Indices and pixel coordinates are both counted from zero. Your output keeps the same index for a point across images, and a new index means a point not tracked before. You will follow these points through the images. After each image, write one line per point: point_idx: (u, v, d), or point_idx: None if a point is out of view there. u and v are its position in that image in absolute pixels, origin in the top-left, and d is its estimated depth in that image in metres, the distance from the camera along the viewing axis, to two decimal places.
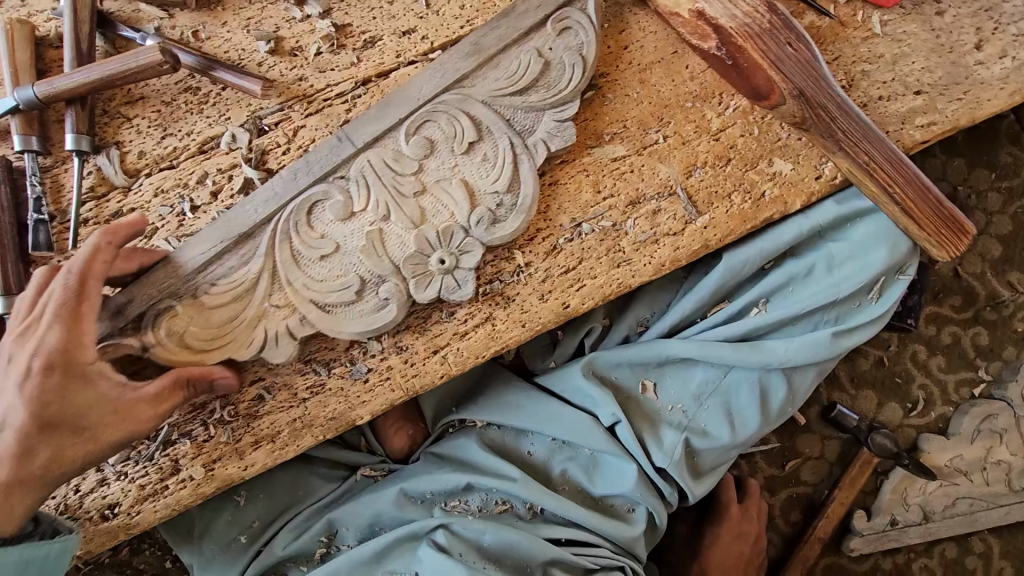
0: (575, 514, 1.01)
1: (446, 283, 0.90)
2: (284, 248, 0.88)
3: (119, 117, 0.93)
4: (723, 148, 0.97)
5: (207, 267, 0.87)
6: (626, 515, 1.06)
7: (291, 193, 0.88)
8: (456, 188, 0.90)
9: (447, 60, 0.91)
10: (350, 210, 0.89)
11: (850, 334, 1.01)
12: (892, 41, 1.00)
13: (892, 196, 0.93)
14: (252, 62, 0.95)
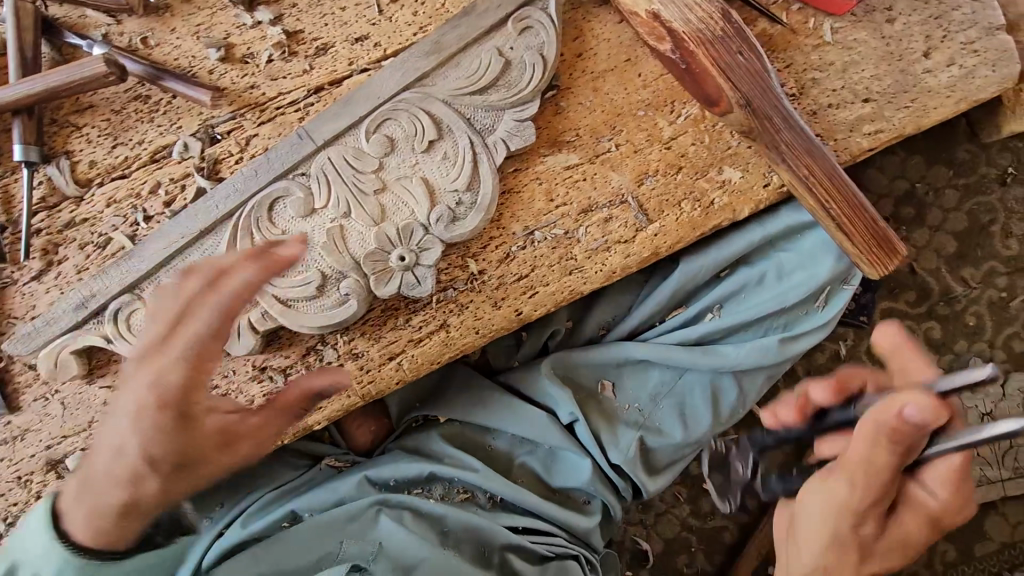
0: (532, 504, 1.03)
1: (406, 280, 0.90)
2: (246, 244, 0.88)
3: (68, 126, 0.93)
4: (675, 156, 0.98)
5: (166, 265, 0.87)
6: (583, 507, 1.09)
7: (253, 189, 0.89)
8: (416, 185, 0.90)
9: (406, 59, 0.91)
10: (311, 208, 0.89)
11: (799, 339, 1.04)
12: (842, 49, 1.01)
13: (829, 211, 0.94)
14: (203, 69, 0.94)
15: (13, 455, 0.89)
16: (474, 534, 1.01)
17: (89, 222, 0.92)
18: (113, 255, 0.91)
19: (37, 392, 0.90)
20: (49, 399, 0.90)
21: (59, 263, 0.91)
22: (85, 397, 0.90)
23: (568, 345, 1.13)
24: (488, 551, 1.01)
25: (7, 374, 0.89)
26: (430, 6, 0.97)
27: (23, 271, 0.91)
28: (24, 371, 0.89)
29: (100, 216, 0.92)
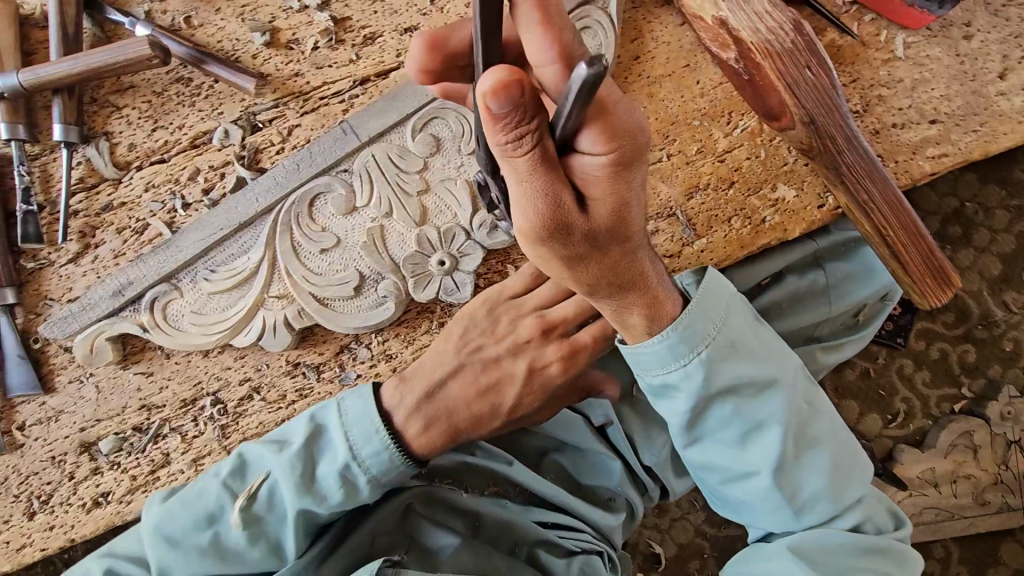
0: (563, 501, 1.02)
1: (445, 285, 0.88)
2: (285, 239, 0.86)
3: (108, 106, 0.91)
4: (728, 170, 0.95)
5: (204, 257, 0.87)
6: (608, 504, 1.07)
7: (294, 184, 0.87)
8: (460, 188, 0.87)
9: None
10: (352, 206, 0.87)
11: (842, 347, 1.05)
12: (913, 65, 0.96)
13: (884, 237, 0.90)
14: (247, 53, 0.91)
15: (47, 436, 0.90)
16: (504, 525, 1.01)
17: (127, 206, 0.90)
18: (150, 241, 0.90)
19: (72, 374, 0.90)
20: (83, 382, 0.90)
21: (96, 247, 0.90)
22: (121, 382, 0.90)
23: None
24: (518, 545, 1.01)
25: (43, 355, 0.89)
26: None
27: (59, 253, 0.90)
28: (60, 353, 0.89)
29: (139, 200, 0.91)
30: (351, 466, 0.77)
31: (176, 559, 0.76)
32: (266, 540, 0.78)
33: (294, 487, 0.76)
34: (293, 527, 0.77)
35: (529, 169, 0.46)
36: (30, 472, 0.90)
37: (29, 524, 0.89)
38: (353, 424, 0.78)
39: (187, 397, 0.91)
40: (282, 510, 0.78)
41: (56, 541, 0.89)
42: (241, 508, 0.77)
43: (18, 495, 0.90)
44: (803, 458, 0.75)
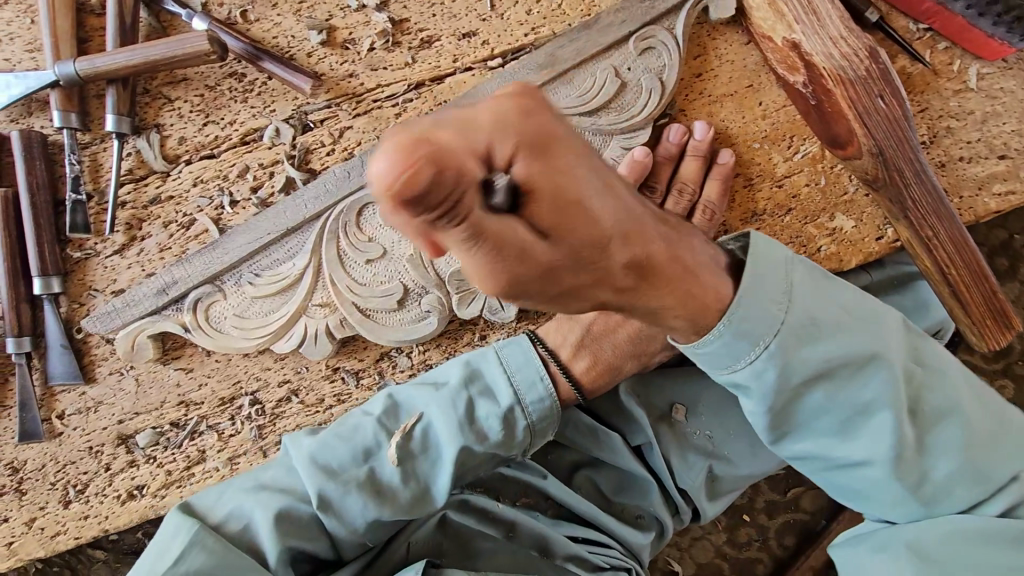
0: (593, 515, 1.02)
1: (490, 303, 0.87)
2: (331, 247, 0.85)
3: (160, 98, 0.89)
4: (786, 196, 0.92)
5: (251, 260, 0.86)
6: (636, 521, 1.07)
7: (344, 192, 0.85)
8: None
9: (520, 69, 0.87)
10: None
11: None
12: (985, 97, 0.93)
13: (946, 276, 0.87)
14: (303, 51, 0.90)
15: (86, 426, 0.90)
16: (533, 537, 1.00)
17: (175, 200, 0.90)
18: (196, 237, 0.89)
19: (113, 366, 0.90)
20: (124, 374, 0.90)
21: (141, 240, 0.90)
22: (160, 377, 0.90)
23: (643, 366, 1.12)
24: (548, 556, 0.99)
25: (85, 345, 0.89)
26: (546, 5, 0.90)
27: (105, 244, 0.89)
28: (102, 344, 0.89)
29: (187, 195, 0.90)
30: (515, 409, 0.80)
31: (333, 491, 0.76)
32: (416, 481, 0.79)
33: (454, 426, 0.78)
34: (451, 466, 0.77)
35: (474, 235, 0.42)
36: (68, 461, 0.90)
37: (64, 512, 0.90)
38: (517, 366, 0.81)
39: (225, 395, 0.91)
40: (436, 453, 0.79)
41: (90, 530, 0.90)
42: (399, 445, 0.79)
43: (54, 482, 0.90)
44: (924, 438, 0.71)
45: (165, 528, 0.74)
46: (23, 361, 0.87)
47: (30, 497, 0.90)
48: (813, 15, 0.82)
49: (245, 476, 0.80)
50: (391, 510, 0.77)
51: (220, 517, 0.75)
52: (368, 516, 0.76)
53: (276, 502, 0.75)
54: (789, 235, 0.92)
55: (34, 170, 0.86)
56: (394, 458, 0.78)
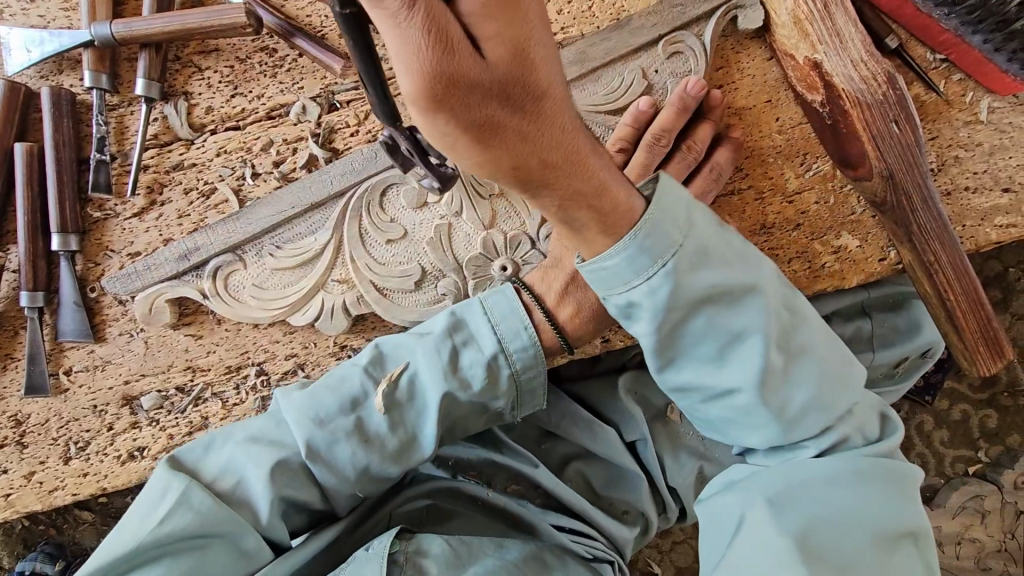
0: (582, 508, 1.04)
1: None
2: (353, 224, 0.88)
3: (190, 66, 0.90)
4: (795, 211, 0.94)
5: (276, 230, 0.88)
6: (622, 515, 1.08)
7: (369, 172, 0.88)
8: None
9: None
10: (423, 200, 0.88)
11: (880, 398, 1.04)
12: (994, 130, 0.95)
13: (945, 302, 0.90)
14: (334, 31, 0.91)
15: (91, 384, 0.91)
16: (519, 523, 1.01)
17: (197, 167, 0.91)
18: (216, 206, 0.90)
19: (123, 327, 0.91)
20: (133, 336, 0.91)
21: (161, 205, 0.91)
22: (169, 341, 0.91)
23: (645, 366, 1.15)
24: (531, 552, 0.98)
25: (97, 304, 0.90)
26: (577, 5, 0.92)
27: (125, 206, 0.90)
28: (114, 304, 0.90)
29: (210, 163, 0.91)
30: (499, 357, 0.79)
31: (320, 441, 0.76)
32: (402, 428, 0.79)
33: (438, 370, 0.78)
34: (435, 413, 0.78)
35: (447, 84, 0.45)
36: (72, 417, 0.91)
37: (64, 468, 0.91)
38: (502, 315, 0.80)
39: (232, 364, 0.92)
40: (421, 402, 0.79)
41: (89, 487, 0.91)
42: (384, 393, 0.79)
43: (55, 438, 0.91)
44: None
45: (151, 487, 0.73)
46: (35, 315, 0.88)
47: (31, 451, 0.91)
48: (837, 36, 0.83)
49: (234, 427, 0.79)
50: (379, 459, 0.78)
51: (212, 473, 0.75)
52: (357, 463, 0.77)
53: (267, 454, 0.75)
54: (794, 249, 0.94)
55: (61, 127, 0.87)
56: (383, 408, 0.78)
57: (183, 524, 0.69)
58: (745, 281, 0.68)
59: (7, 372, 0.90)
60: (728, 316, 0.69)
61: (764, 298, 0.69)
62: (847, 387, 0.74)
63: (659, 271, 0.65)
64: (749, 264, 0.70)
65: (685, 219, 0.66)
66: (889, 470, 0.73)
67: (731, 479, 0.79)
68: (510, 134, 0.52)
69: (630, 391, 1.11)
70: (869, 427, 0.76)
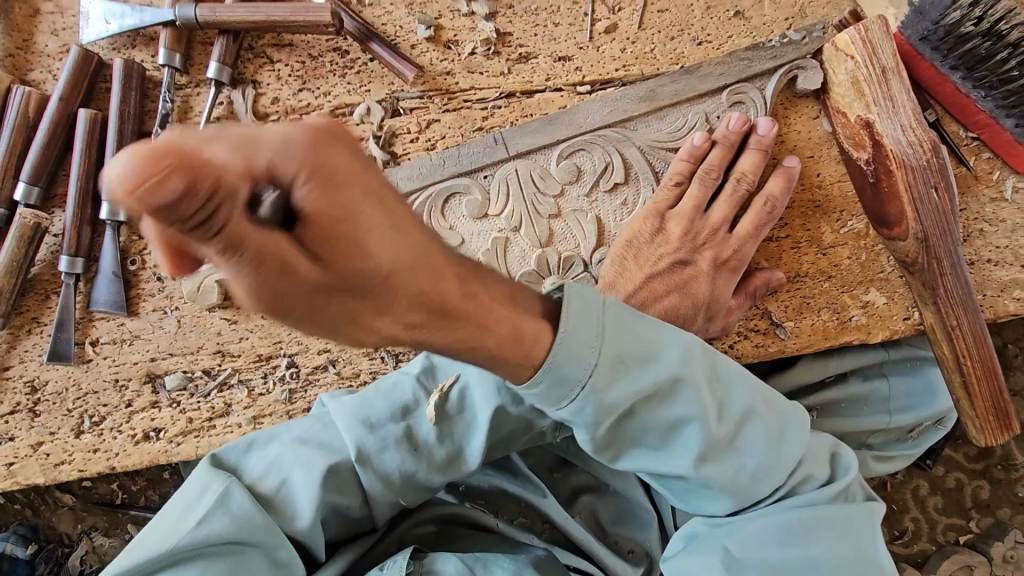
0: (587, 540, 1.03)
1: None
2: None
3: (262, 57, 0.92)
4: (827, 264, 0.98)
5: None
6: (627, 556, 1.06)
7: (435, 179, 0.91)
8: (589, 222, 0.92)
9: (619, 97, 0.92)
10: (484, 212, 0.91)
11: (893, 457, 1.06)
12: (1018, 209, 1.00)
13: (961, 367, 0.93)
14: (407, 42, 0.94)
15: (116, 358, 0.89)
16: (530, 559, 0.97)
17: None
18: None
19: (157, 304, 0.90)
20: (165, 314, 0.90)
21: None
22: (202, 323, 0.90)
23: None
24: None
25: (135, 278, 0.90)
26: (640, 46, 0.96)
27: None
28: (152, 280, 0.90)
29: None
30: None
31: (371, 446, 0.76)
32: (451, 441, 0.78)
33: (489, 385, 0.77)
34: (486, 428, 0.77)
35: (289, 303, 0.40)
36: (90, 390, 0.89)
37: (74, 442, 0.88)
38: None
39: (263, 353, 0.91)
40: (471, 416, 0.79)
41: (96, 465, 0.88)
42: (435, 404, 0.78)
43: (69, 410, 0.89)
44: (738, 439, 0.71)
45: (190, 486, 0.72)
46: (71, 282, 0.87)
47: (42, 421, 0.88)
48: (890, 101, 0.89)
49: (280, 430, 0.80)
50: (425, 469, 0.77)
51: (255, 475, 0.75)
52: (403, 471, 0.77)
53: (315, 460, 0.75)
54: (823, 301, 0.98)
55: (128, 100, 0.87)
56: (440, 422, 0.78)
57: (221, 528, 0.68)
58: (580, 377, 0.64)
59: (30, 337, 0.88)
60: (668, 405, 0.68)
61: (599, 389, 0.65)
62: (735, 444, 0.71)
63: (584, 393, 0.64)
64: (660, 356, 0.68)
65: (596, 333, 0.65)
66: (857, 514, 0.74)
67: (692, 531, 0.78)
68: (352, 324, 0.45)
69: None
70: (818, 470, 0.75)
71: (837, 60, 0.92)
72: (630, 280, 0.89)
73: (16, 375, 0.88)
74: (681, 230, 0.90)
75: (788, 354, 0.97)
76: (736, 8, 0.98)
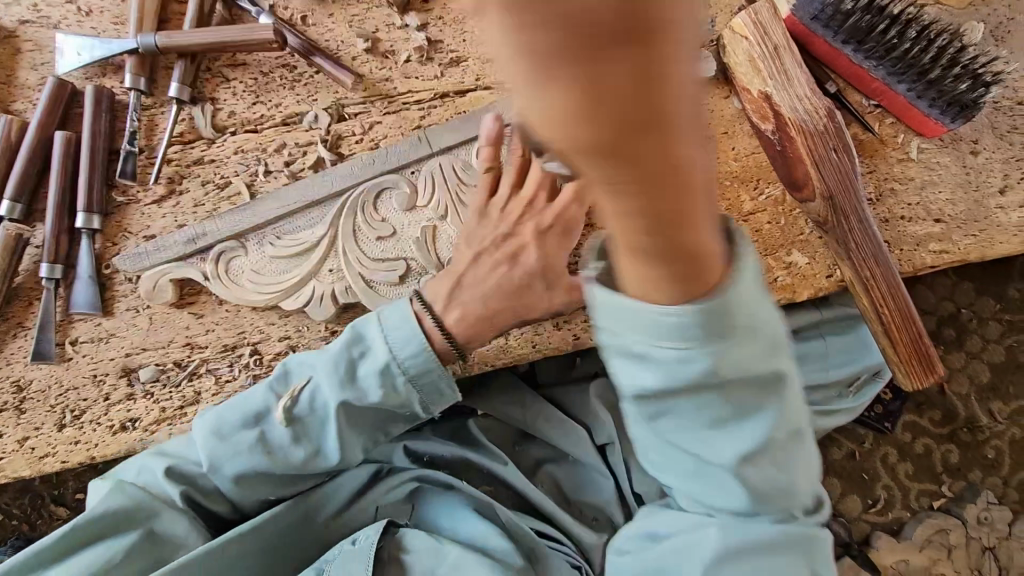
0: (547, 506, 1.08)
1: None
2: (349, 221, 0.97)
3: (219, 76, 1.03)
4: (750, 230, 1.05)
5: (280, 222, 0.98)
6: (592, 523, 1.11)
7: (367, 175, 0.99)
8: None
9: None
10: (413, 204, 0.98)
11: (833, 414, 1.13)
12: (924, 168, 1.08)
13: (880, 315, 0.99)
14: (348, 54, 1.04)
15: (94, 355, 0.97)
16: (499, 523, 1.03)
17: (215, 163, 1.01)
18: (229, 197, 1.01)
19: (131, 303, 0.98)
20: (138, 312, 0.98)
21: (179, 194, 1.00)
22: (172, 319, 0.98)
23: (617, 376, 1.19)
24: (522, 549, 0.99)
25: (109, 281, 0.98)
26: None
27: (145, 194, 1.00)
28: (125, 281, 0.98)
29: (227, 160, 1.02)
30: (391, 365, 0.83)
31: (222, 453, 0.84)
32: (308, 441, 0.85)
33: (332, 384, 0.83)
34: (334, 421, 0.84)
35: None
36: (71, 386, 0.96)
37: (57, 435, 0.95)
38: (397, 328, 0.84)
39: (229, 343, 0.99)
40: (321, 413, 0.85)
41: (78, 455, 0.95)
42: (283, 407, 0.84)
43: (52, 406, 0.96)
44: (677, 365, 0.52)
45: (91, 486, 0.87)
46: (51, 286, 0.95)
47: (27, 417, 0.95)
48: (784, 75, 0.98)
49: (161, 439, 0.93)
50: (281, 466, 0.85)
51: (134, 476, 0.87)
52: (257, 470, 0.85)
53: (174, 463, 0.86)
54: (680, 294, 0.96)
55: (98, 121, 0.98)
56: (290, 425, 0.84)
57: (105, 511, 0.81)
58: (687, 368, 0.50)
59: (15, 340, 0.96)
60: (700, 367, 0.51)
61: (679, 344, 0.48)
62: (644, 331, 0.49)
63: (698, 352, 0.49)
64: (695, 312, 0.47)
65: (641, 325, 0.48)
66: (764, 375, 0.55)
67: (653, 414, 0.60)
68: None
69: (602, 401, 1.16)
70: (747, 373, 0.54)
71: (735, 42, 1.01)
72: (484, 282, 0.91)
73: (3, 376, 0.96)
74: (521, 209, 0.93)
75: None
76: None
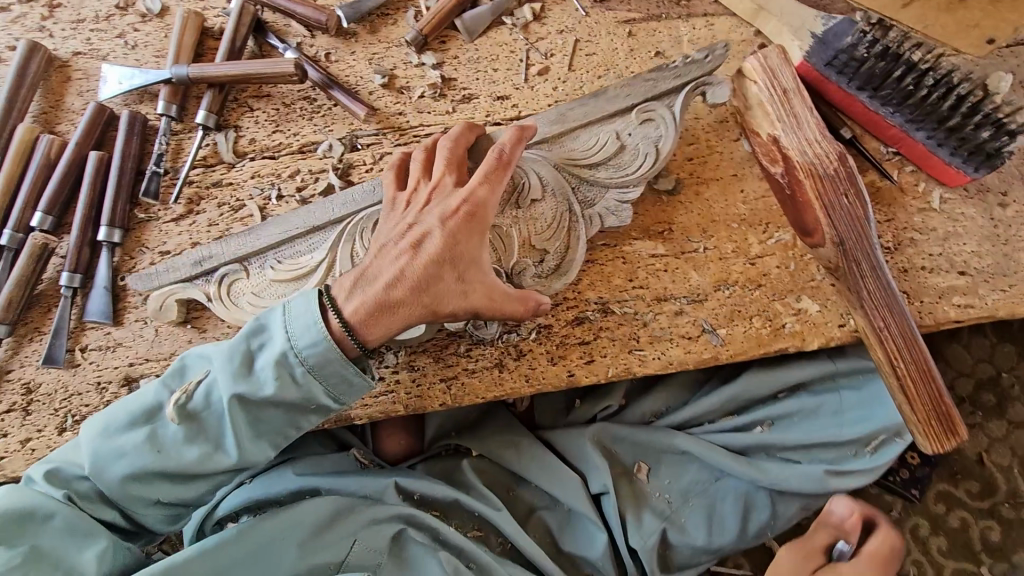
0: (538, 555, 1.04)
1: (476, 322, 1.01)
2: (346, 248, 0.99)
3: (244, 106, 1.09)
4: (756, 273, 1.02)
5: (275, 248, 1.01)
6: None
7: (370, 203, 1.01)
8: (513, 236, 1.00)
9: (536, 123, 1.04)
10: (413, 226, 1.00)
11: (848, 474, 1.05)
12: (947, 218, 1.03)
13: (895, 369, 0.93)
14: (366, 89, 1.09)
15: (100, 363, 1.00)
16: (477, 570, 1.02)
17: (233, 186, 1.06)
18: (241, 219, 1.05)
19: (140, 315, 1.02)
20: (146, 324, 1.02)
21: (196, 213, 1.05)
22: (177, 332, 1.01)
23: (616, 419, 1.14)
24: None
25: (122, 292, 1.02)
26: (570, 85, 1.09)
27: (164, 212, 1.05)
28: (137, 294, 1.02)
29: (244, 183, 1.06)
30: (288, 353, 0.82)
31: (114, 450, 0.83)
32: (204, 440, 0.84)
33: (228, 375, 0.82)
34: (228, 419, 0.82)
35: None
36: (75, 391, 0.99)
37: (57, 439, 0.98)
38: (297, 318, 0.84)
39: None
40: (216, 407, 0.84)
41: None
42: (179, 401, 0.83)
43: (55, 410, 0.99)
44: None
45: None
46: (69, 294, 1.00)
47: (31, 419, 0.99)
48: (793, 117, 0.96)
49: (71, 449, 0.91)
50: (172, 465, 0.82)
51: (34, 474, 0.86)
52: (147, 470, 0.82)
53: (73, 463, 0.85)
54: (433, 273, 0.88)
55: (130, 143, 1.04)
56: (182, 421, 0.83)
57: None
58: None
59: (30, 344, 1.01)
60: None
61: None
62: None
63: None
64: None
65: None
66: None
67: None
68: None
69: (598, 446, 1.10)
70: None
71: (744, 85, 1.01)
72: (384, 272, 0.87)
73: (15, 378, 1.00)
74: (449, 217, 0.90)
75: (721, 361, 0.99)
76: (657, 49, 1.10)
